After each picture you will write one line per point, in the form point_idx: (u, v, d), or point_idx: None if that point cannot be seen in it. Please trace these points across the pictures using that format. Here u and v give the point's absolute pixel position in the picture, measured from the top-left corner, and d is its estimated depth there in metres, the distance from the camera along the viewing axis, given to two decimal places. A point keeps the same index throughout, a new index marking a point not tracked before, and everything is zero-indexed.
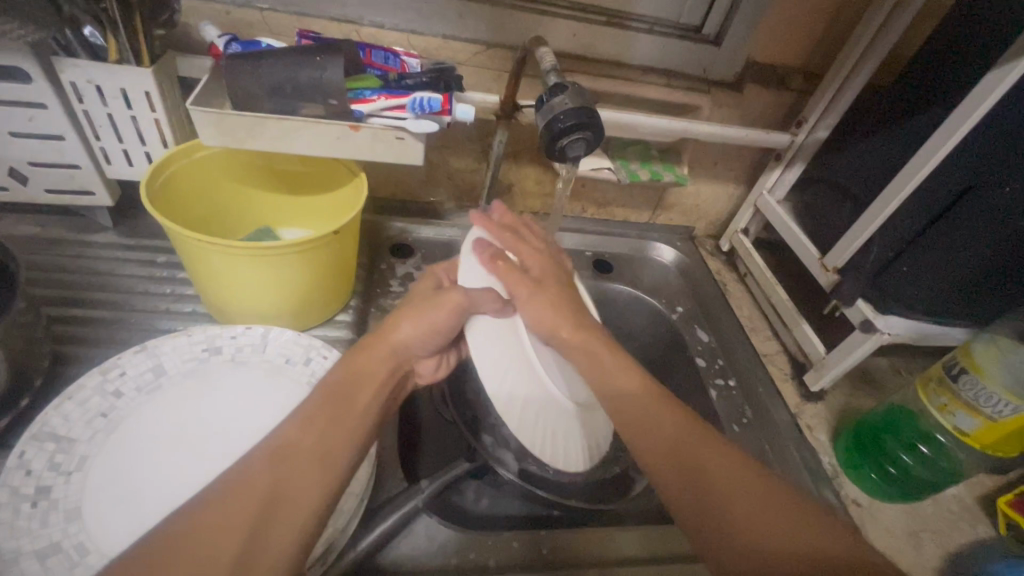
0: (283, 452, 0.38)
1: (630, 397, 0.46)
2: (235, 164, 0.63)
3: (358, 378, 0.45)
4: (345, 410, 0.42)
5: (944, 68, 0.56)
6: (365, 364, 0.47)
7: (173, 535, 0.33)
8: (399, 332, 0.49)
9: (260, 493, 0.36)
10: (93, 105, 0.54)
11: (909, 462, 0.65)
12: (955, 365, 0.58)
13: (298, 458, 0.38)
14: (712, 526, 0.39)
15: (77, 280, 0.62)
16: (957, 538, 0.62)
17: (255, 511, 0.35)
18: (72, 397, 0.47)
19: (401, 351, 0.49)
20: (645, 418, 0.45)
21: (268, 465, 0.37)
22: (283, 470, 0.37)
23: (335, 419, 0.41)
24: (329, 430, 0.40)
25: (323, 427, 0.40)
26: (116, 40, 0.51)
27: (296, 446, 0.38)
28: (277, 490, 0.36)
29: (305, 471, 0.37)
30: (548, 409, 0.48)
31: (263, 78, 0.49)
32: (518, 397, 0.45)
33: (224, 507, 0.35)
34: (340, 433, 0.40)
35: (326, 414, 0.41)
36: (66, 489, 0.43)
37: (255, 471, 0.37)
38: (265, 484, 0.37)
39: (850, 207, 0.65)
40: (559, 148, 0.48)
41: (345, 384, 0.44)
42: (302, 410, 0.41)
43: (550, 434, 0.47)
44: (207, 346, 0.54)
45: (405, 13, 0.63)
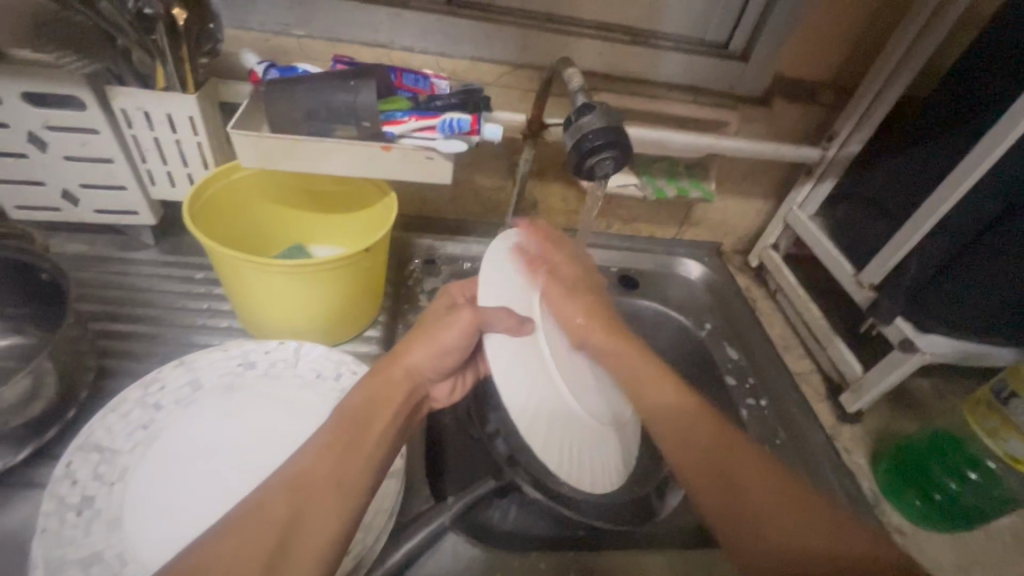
0: (300, 481, 0.38)
1: (673, 412, 0.45)
2: (271, 184, 0.65)
3: (374, 403, 0.45)
4: (361, 436, 0.42)
5: (983, 79, 0.55)
6: (381, 390, 0.46)
7: (207, 550, 0.34)
8: (412, 354, 0.49)
9: (276, 522, 0.36)
10: (141, 130, 0.57)
11: (957, 490, 0.62)
12: (1004, 388, 0.56)
13: (321, 478, 0.38)
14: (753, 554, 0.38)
15: (121, 296, 0.65)
16: (1010, 572, 0.59)
17: (272, 540, 0.35)
18: (115, 409, 0.49)
19: (416, 373, 0.49)
20: (682, 433, 0.44)
21: (287, 493, 0.37)
22: (301, 500, 0.37)
23: (353, 445, 0.41)
24: (346, 458, 0.40)
25: (340, 453, 0.40)
26: (164, 68, 0.53)
27: (313, 475, 0.38)
28: (296, 518, 0.36)
29: (321, 501, 0.37)
30: (570, 427, 0.46)
31: (302, 102, 0.51)
32: (542, 418, 0.44)
33: (246, 526, 0.35)
34: (356, 459, 0.40)
35: (342, 439, 0.41)
36: (109, 499, 0.45)
37: (271, 502, 0.37)
38: (291, 500, 0.37)
39: (886, 223, 0.63)
40: (587, 167, 0.48)
41: (363, 409, 0.44)
42: (319, 435, 0.41)
43: (572, 453, 0.46)
44: (242, 360, 0.56)
45: (435, 37, 0.65)
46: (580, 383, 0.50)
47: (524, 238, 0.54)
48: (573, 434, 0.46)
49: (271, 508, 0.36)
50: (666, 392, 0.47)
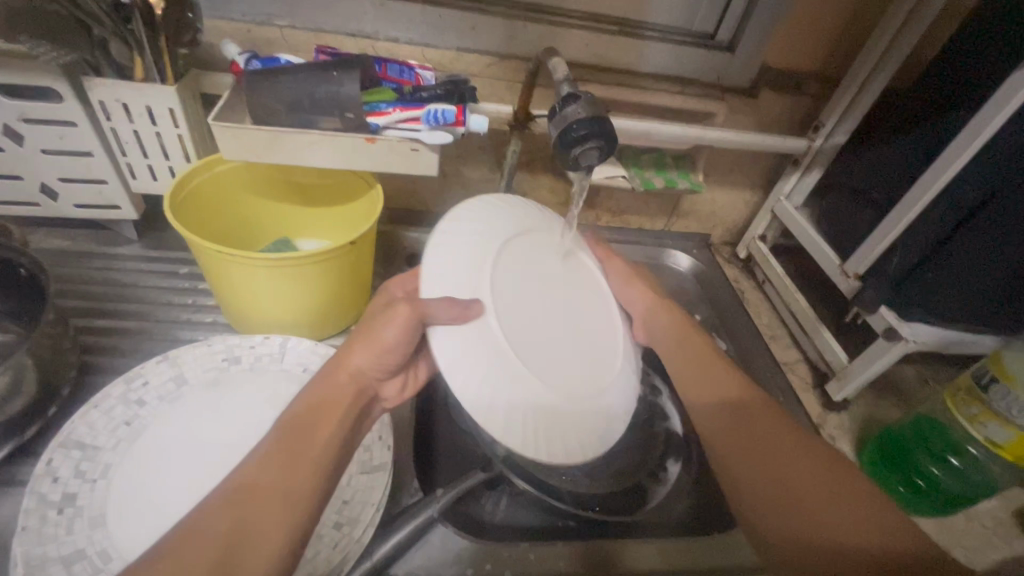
0: (247, 492, 0.38)
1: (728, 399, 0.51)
2: (255, 177, 0.64)
3: (317, 411, 0.44)
4: (307, 445, 0.41)
5: (965, 69, 0.55)
6: (324, 397, 0.44)
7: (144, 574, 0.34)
8: (356, 357, 0.46)
9: (220, 532, 0.36)
10: (119, 122, 0.56)
11: (938, 475, 0.63)
12: (984, 374, 0.57)
13: (263, 491, 0.38)
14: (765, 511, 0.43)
15: (103, 292, 0.64)
16: (990, 555, 0.60)
17: (218, 551, 0.35)
18: (97, 405, 0.49)
19: (361, 378, 0.46)
20: (730, 415, 0.50)
21: (228, 510, 0.37)
22: (243, 516, 0.37)
23: (296, 455, 0.40)
24: (290, 469, 0.39)
25: (285, 463, 0.40)
26: (142, 59, 0.52)
27: (254, 488, 0.38)
28: (238, 534, 0.36)
29: (263, 513, 0.37)
30: (550, 409, 0.42)
31: (283, 93, 0.50)
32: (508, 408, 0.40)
33: (187, 544, 0.35)
34: (300, 469, 0.40)
35: (288, 449, 0.40)
36: (91, 496, 0.44)
37: (213, 512, 0.37)
38: (232, 515, 0.37)
39: (871, 213, 0.64)
40: (572, 157, 0.48)
41: (305, 418, 0.43)
42: (260, 449, 0.41)
43: (554, 438, 0.41)
44: (227, 355, 0.55)
45: (420, 27, 0.64)
46: (554, 362, 0.45)
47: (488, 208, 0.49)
48: (556, 417, 0.42)
49: (213, 519, 0.37)
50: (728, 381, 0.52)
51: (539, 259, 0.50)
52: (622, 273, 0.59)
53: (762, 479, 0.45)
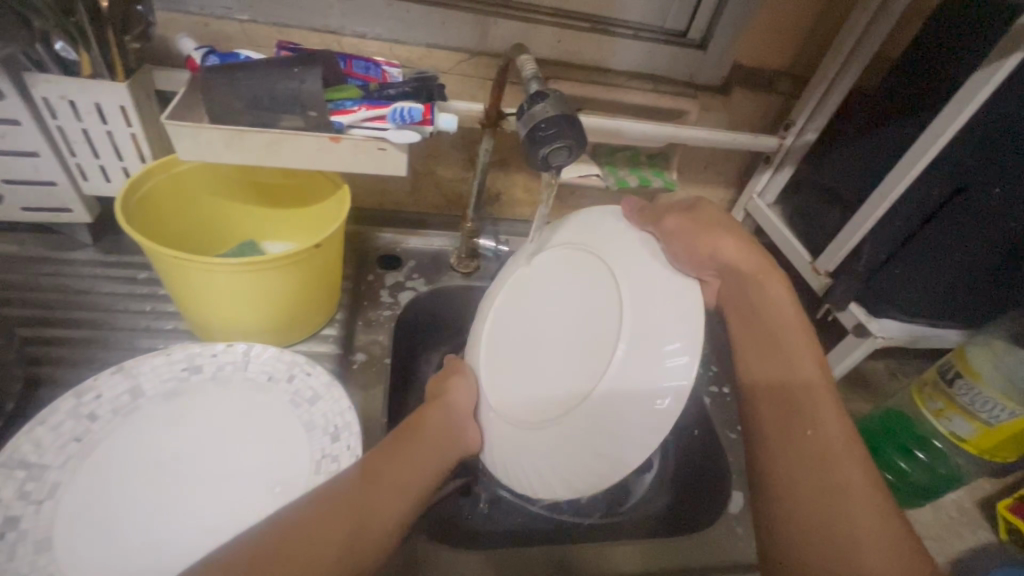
0: (373, 477, 0.43)
1: (795, 387, 0.47)
2: (216, 178, 0.62)
3: (421, 428, 0.50)
4: (418, 449, 0.47)
5: (930, 69, 0.56)
6: (430, 417, 0.51)
7: (290, 520, 0.38)
8: (452, 392, 0.55)
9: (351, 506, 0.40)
10: (66, 120, 0.53)
11: (906, 469, 0.64)
12: (949, 369, 0.58)
13: (388, 476, 0.44)
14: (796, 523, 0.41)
15: (55, 299, 0.61)
16: (956, 545, 0.61)
17: (350, 523, 0.39)
18: (44, 421, 0.45)
19: (460, 405, 0.54)
20: (781, 398, 0.47)
21: (362, 484, 0.42)
22: (370, 491, 0.42)
23: (413, 453, 0.47)
24: (406, 463, 0.46)
25: (401, 460, 0.46)
26: (88, 54, 0.49)
27: (380, 473, 0.44)
28: (367, 506, 0.41)
29: (387, 495, 0.43)
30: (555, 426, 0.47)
31: (242, 91, 0.49)
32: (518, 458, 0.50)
33: (330, 503, 0.40)
34: (416, 466, 0.46)
35: (405, 449, 0.47)
36: (36, 519, 0.42)
37: (349, 489, 0.42)
38: (365, 490, 0.42)
39: (841, 210, 0.65)
40: (542, 157, 0.47)
41: (418, 429, 0.50)
42: (384, 446, 0.47)
43: (560, 457, 0.46)
44: (187, 365, 0.53)
45: (387, 22, 0.62)
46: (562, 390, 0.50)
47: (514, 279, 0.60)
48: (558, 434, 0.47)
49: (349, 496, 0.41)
50: (806, 367, 0.47)
51: (550, 286, 0.56)
52: (672, 227, 0.51)
53: (789, 470, 0.43)
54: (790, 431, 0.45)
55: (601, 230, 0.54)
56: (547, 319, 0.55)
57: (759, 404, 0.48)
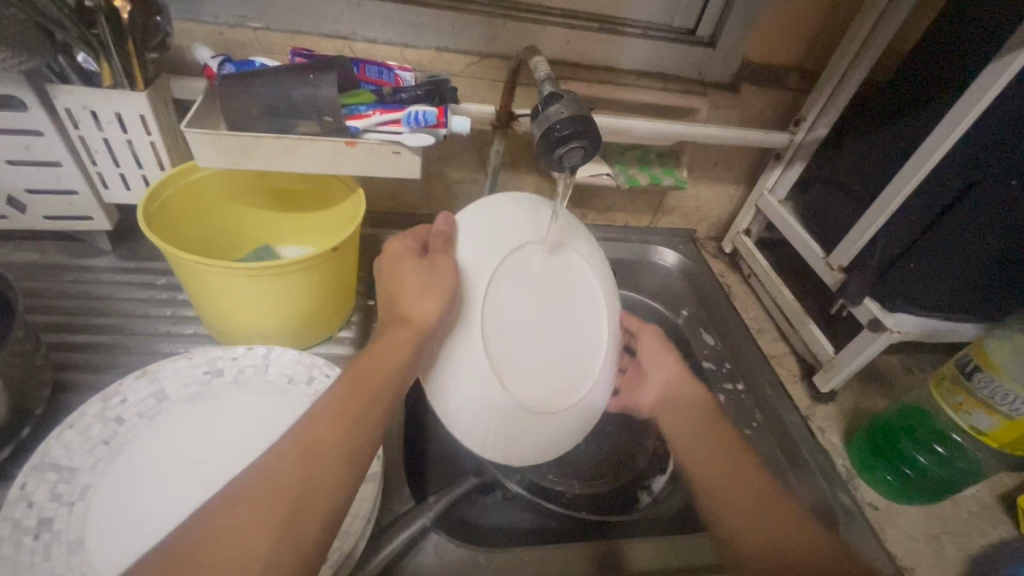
0: (311, 453, 0.35)
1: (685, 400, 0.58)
2: (232, 184, 0.63)
3: (371, 372, 0.40)
4: (369, 404, 0.39)
5: (942, 62, 0.56)
6: (379, 359, 0.41)
7: (200, 532, 0.31)
8: (419, 308, 0.43)
9: (288, 493, 0.33)
10: (87, 130, 0.54)
11: (926, 464, 0.63)
12: (968, 362, 0.58)
13: (330, 446, 0.36)
14: (718, 508, 0.48)
15: (77, 306, 0.62)
16: (977, 540, 0.61)
17: (277, 516, 0.32)
18: (73, 425, 0.47)
19: (422, 323, 0.43)
20: (678, 412, 0.57)
21: (295, 462, 0.35)
22: (307, 470, 0.35)
23: (362, 416, 0.38)
24: (354, 428, 0.38)
25: (350, 423, 0.38)
26: (109, 65, 0.51)
27: (319, 443, 0.36)
28: (305, 490, 0.34)
29: (328, 472, 0.35)
30: (517, 415, 0.47)
31: (258, 96, 0.49)
32: (469, 411, 0.47)
33: (249, 498, 0.32)
34: (364, 428, 0.38)
35: (353, 409, 0.38)
36: (68, 520, 0.43)
37: (280, 472, 0.34)
38: (301, 468, 0.34)
39: (853, 206, 0.64)
40: (556, 157, 0.47)
41: (373, 378, 0.40)
42: (328, 399, 0.39)
43: (539, 440, 0.49)
44: (209, 368, 0.54)
45: (399, 27, 0.63)
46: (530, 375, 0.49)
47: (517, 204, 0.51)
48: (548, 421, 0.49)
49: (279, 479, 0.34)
50: (693, 387, 0.59)
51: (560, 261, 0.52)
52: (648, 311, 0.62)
53: (693, 465, 0.52)
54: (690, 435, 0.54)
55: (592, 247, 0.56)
56: (544, 286, 0.50)
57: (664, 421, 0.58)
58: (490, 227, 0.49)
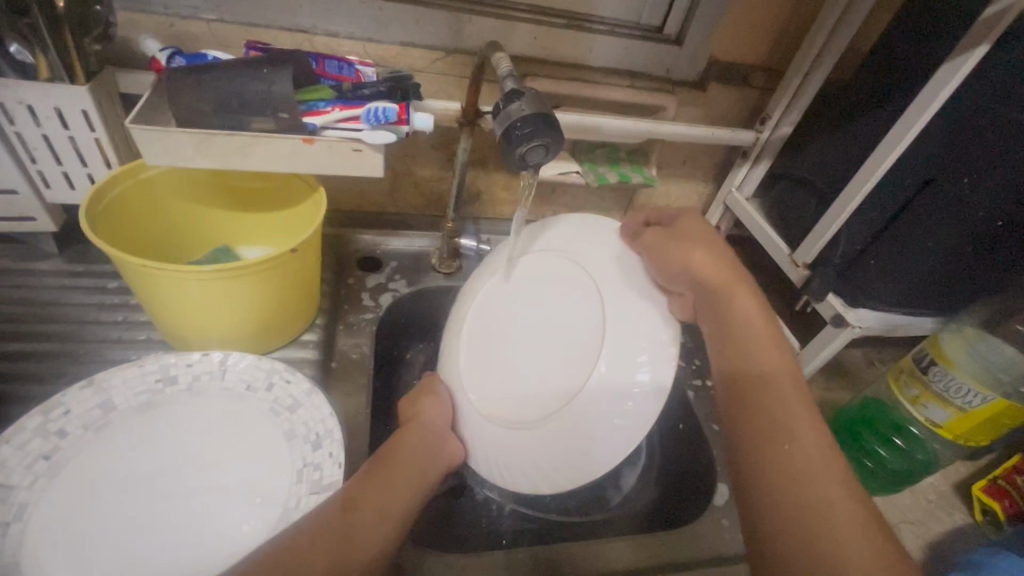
0: (357, 505, 0.44)
1: (763, 375, 0.46)
2: (187, 183, 0.60)
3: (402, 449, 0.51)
4: (403, 470, 0.49)
5: (901, 61, 0.56)
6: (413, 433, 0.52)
7: (274, 550, 0.38)
8: (424, 411, 0.55)
9: (338, 531, 0.41)
10: (25, 126, 0.51)
11: (885, 455, 0.66)
12: (925, 357, 0.59)
13: (373, 501, 0.45)
14: (788, 534, 0.37)
15: (19, 312, 0.59)
16: (934, 528, 0.63)
17: (336, 547, 0.40)
18: (9, 440, 0.44)
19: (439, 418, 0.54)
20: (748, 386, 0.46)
21: (344, 509, 0.43)
22: (355, 514, 0.43)
23: (396, 479, 0.48)
24: (391, 489, 0.47)
25: (384, 482, 0.47)
26: (45, 57, 0.47)
27: (364, 497, 0.45)
28: (352, 531, 0.42)
29: (372, 519, 0.43)
30: (540, 435, 0.49)
31: (210, 92, 0.47)
32: (506, 461, 0.51)
33: (313, 529, 0.40)
34: (400, 489, 0.47)
35: (385, 472, 0.48)
36: (3, 544, 0.40)
37: (334, 516, 0.42)
38: (350, 514, 0.43)
39: (816, 203, 0.65)
40: (519, 155, 0.46)
41: (402, 451, 0.50)
42: (369, 467, 0.48)
43: (555, 450, 0.48)
44: (161, 376, 0.51)
45: (360, 21, 0.61)
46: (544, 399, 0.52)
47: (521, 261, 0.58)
48: (547, 434, 0.49)
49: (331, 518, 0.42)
50: (760, 352, 0.48)
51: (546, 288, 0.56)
52: (650, 243, 0.53)
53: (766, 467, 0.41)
54: (760, 425, 0.43)
55: (587, 246, 0.55)
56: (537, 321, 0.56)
57: (729, 398, 0.47)
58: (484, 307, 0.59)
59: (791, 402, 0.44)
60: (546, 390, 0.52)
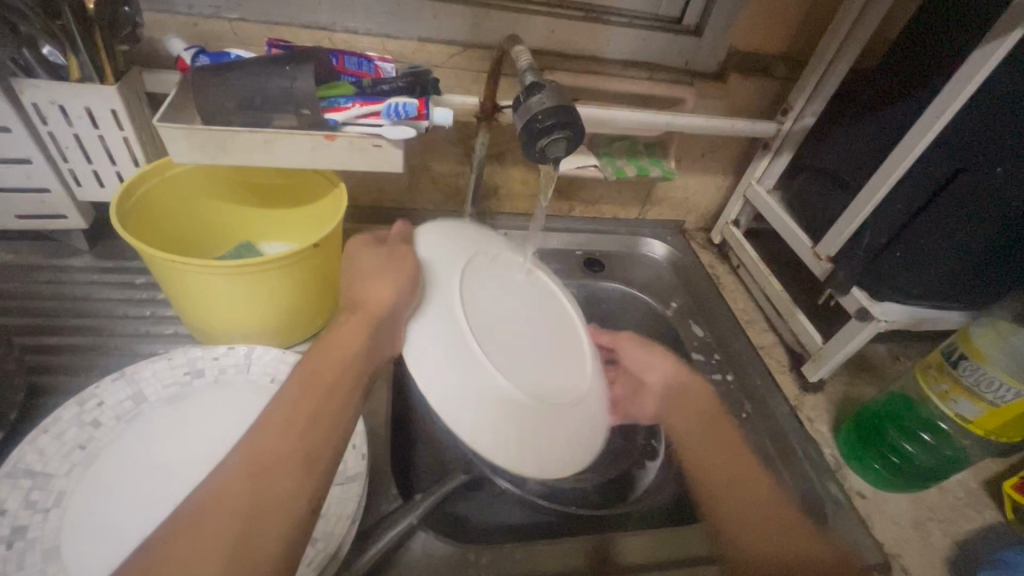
0: (261, 467, 0.34)
1: (710, 415, 0.55)
2: (211, 180, 0.61)
3: (314, 381, 0.39)
4: (324, 404, 0.38)
5: (930, 48, 0.55)
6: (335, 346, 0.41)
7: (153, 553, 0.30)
8: (372, 289, 0.44)
9: (241, 512, 0.32)
10: (57, 126, 0.52)
11: (911, 451, 0.64)
12: (954, 351, 0.58)
13: (285, 454, 0.34)
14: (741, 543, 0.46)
15: (53, 307, 0.60)
16: (963, 526, 0.61)
17: (235, 533, 0.31)
18: (47, 430, 0.46)
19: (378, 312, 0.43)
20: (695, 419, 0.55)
21: (244, 477, 0.33)
22: (260, 481, 0.33)
23: (314, 418, 0.37)
24: (307, 432, 0.36)
25: (304, 427, 0.36)
26: (77, 58, 0.49)
27: (270, 454, 0.34)
28: (257, 505, 0.32)
29: (282, 479, 0.34)
30: (497, 397, 0.43)
31: (233, 90, 0.48)
32: (450, 393, 0.42)
33: (206, 513, 0.31)
34: (317, 430, 0.36)
35: (305, 411, 0.37)
36: (44, 529, 0.42)
37: (229, 490, 0.32)
38: (253, 483, 0.33)
39: (841, 195, 0.64)
40: (539, 149, 0.46)
41: (314, 382, 0.38)
42: (276, 408, 0.37)
43: (513, 419, 0.43)
44: (190, 369, 0.53)
45: (379, 17, 0.62)
46: (507, 360, 0.46)
47: (474, 231, 0.56)
48: (508, 393, 0.43)
49: (229, 497, 0.32)
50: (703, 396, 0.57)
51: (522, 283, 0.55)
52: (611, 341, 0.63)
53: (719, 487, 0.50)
54: (704, 441, 0.53)
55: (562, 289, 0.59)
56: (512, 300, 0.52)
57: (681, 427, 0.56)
58: (455, 237, 0.53)
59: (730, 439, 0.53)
60: (506, 356, 0.46)
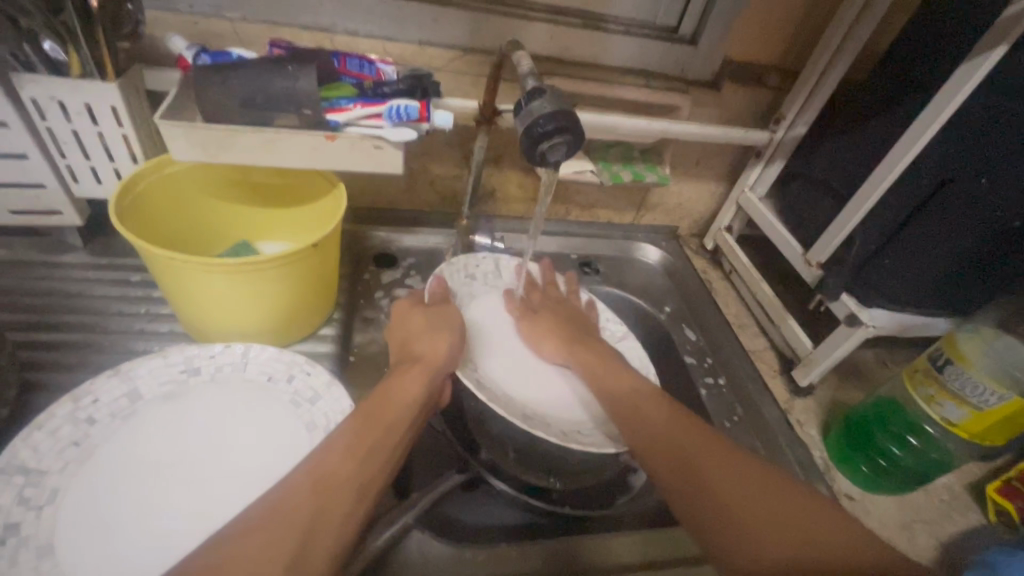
0: (323, 484, 0.38)
1: (629, 405, 0.54)
2: (210, 178, 0.61)
3: (372, 418, 0.44)
4: (381, 430, 0.43)
5: (920, 61, 0.57)
6: (403, 387, 0.48)
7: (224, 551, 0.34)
8: (435, 349, 0.53)
9: (303, 519, 0.36)
10: (56, 122, 0.52)
11: (899, 455, 0.65)
12: (940, 356, 0.59)
13: (341, 476, 0.39)
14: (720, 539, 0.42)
15: (47, 303, 0.60)
16: (947, 528, 0.63)
17: (296, 537, 0.35)
18: (41, 427, 0.45)
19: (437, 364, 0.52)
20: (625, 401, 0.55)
21: (312, 492, 0.38)
22: (325, 496, 0.38)
23: (376, 444, 0.42)
24: (370, 455, 0.41)
25: (365, 452, 0.41)
26: (78, 54, 0.49)
27: (334, 474, 0.39)
28: (316, 518, 0.37)
29: (341, 498, 0.38)
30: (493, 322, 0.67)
31: (235, 89, 0.48)
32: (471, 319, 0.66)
33: (272, 519, 0.36)
34: (376, 455, 0.42)
35: (369, 439, 0.42)
36: (37, 525, 0.41)
37: (294, 500, 0.37)
38: (315, 497, 0.37)
39: (830, 203, 0.66)
40: (539, 153, 0.47)
41: (376, 413, 0.44)
42: (340, 434, 0.42)
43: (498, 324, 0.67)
44: (185, 367, 0.52)
45: (380, 20, 0.62)
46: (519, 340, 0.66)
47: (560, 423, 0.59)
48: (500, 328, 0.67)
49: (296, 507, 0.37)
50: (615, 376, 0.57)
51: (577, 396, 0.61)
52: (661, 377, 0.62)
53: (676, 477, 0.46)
54: (680, 476, 0.46)
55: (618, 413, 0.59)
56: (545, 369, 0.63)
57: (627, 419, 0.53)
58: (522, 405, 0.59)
59: (660, 425, 0.50)
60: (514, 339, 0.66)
